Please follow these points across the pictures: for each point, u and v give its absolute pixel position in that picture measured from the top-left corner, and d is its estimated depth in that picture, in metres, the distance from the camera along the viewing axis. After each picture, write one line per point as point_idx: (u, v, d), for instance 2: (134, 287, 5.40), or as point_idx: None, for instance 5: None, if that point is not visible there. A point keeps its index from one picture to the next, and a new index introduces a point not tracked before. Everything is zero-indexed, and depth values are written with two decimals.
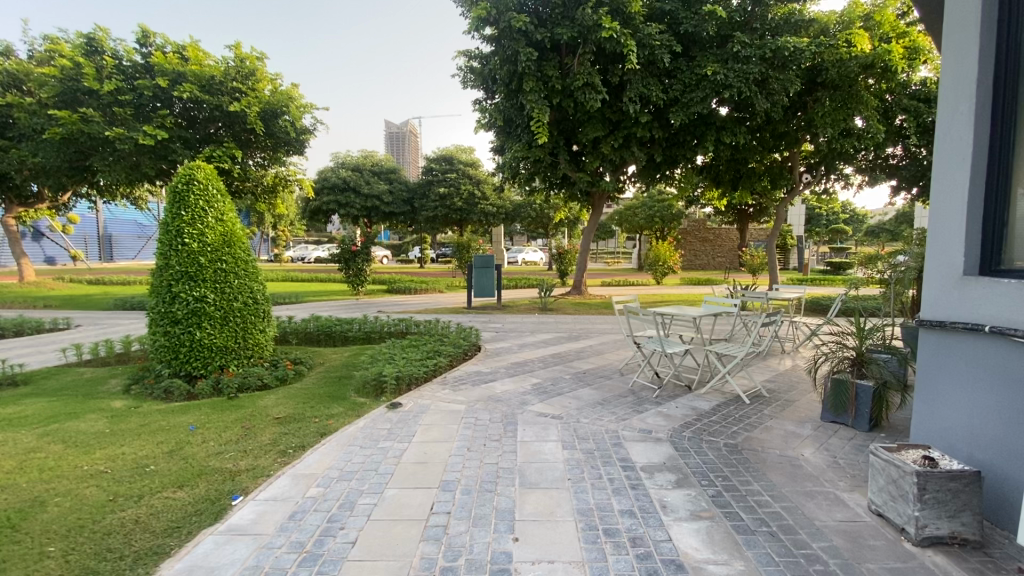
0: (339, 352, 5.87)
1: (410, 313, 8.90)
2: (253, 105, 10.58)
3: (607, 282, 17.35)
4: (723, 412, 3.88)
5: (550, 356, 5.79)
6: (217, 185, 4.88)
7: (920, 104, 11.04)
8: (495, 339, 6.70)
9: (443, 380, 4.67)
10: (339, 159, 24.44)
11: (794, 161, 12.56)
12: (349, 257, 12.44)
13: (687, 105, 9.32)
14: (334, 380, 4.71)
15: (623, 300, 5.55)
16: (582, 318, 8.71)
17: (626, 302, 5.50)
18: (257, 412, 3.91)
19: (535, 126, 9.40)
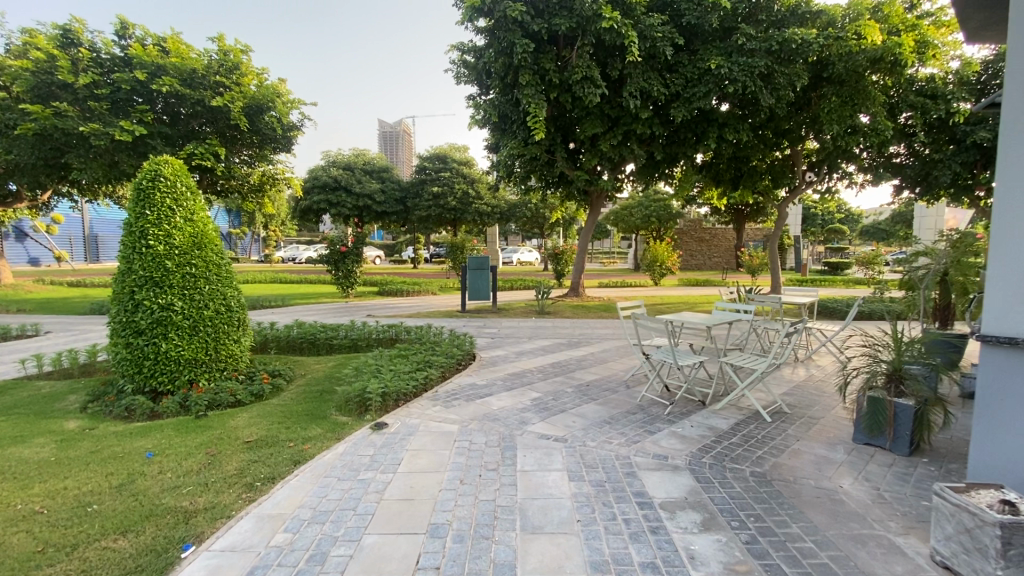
0: (323, 362, 5.45)
1: (401, 318, 8.50)
2: (237, 100, 10.13)
3: (604, 283, 17.00)
4: (743, 432, 3.50)
5: (549, 365, 5.41)
6: (186, 182, 4.46)
7: (926, 100, 10.77)
8: (490, 347, 6.32)
9: (433, 395, 4.27)
10: (330, 157, 23.95)
11: (797, 160, 12.24)
12: (338, 258, 12.01)
13: (689, 100, 9.00)
14: (314, 396, 4.31)
15: (628, 306, 5.15)
16: (581, 322, 8.33)
17: (632, 308, 5.11)
18: (226, 435, 3.51)
19: (532, 121, 9.03)
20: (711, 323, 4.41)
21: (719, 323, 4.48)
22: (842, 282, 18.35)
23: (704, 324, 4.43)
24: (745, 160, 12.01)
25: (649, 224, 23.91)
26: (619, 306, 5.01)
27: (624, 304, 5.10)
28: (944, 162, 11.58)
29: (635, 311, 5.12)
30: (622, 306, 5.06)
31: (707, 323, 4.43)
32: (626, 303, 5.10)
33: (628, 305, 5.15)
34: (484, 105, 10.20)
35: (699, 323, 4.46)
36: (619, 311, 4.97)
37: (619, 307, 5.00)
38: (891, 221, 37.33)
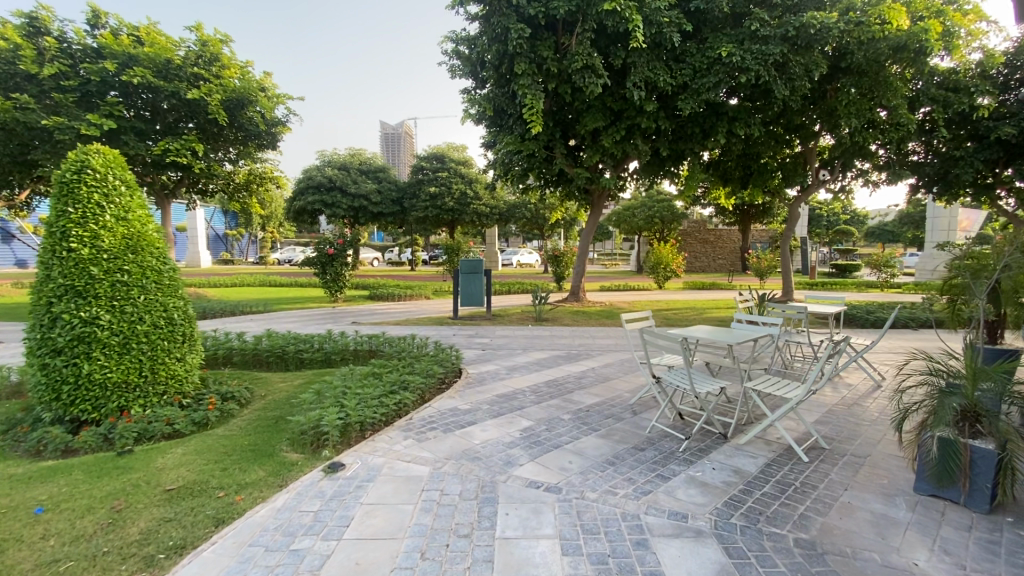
0: (288, 381, 4.82)
1: (387, 326, 7.87)
2: (214, 92, 9.51)
3: (606, 286, 16.36)
4: (778, 478, 2.87)
5: (544, 384, 4.76)
6: (120, 174, 3.83)
7: (949, 93, 10.11)
8: (480, 360, 5.69)
9: (406, 426, 3.63)
10: (326, 156, 23.24)
11: (811, 157, 11.57)
12: (326, 261, 11.38)
13: (698, 92, 8.40)
14: (267, 425, 3.68)
15: (636, 317, 4.49)
16: (582, 331, 7.69)
17: (639, 321, 4.45)
18: (145, 481, 2.88)
19: (529, 114, 8.43)
20: (735, 341, 3.75)
21: (744, 340, 3.83)
22: (852, 285, 17.70)
23: (727, 342, 3.77)
24: (754, 157, 11.39)
25: (652, 225, 23.23)
26: (624, 317, 4.34)
27: (631, 316, 4.44)
28: (964, 160, 10.88)
29: (643, 324, 4.45)
30: (628, 317, 4.40)
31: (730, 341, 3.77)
32: (633, 313, 4.43)
33: (636, 316, 4.49)
34: (478, 99, 9.59)
35: (721, 341, 3.80)
36: (625, 323, 4.31)
37: (625, 319, 4.33)
38: (899, 222, 36.61)
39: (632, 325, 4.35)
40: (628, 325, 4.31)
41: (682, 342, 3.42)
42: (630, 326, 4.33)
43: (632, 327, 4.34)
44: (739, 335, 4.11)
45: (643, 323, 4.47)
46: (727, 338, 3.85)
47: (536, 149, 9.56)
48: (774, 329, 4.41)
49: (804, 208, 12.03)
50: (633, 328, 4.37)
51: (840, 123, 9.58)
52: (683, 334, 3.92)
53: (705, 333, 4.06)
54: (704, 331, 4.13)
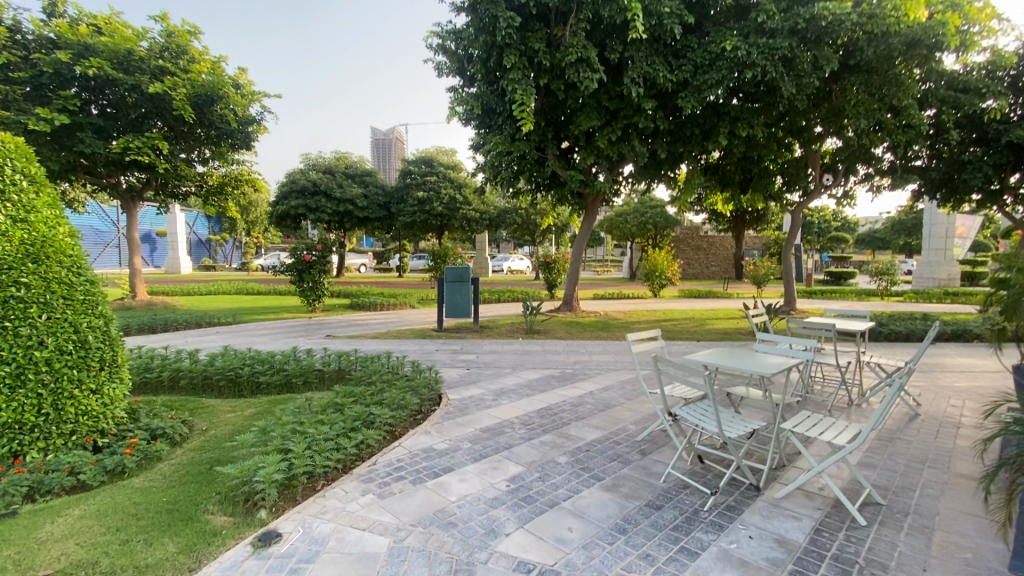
0: (238, 412, 4.16)
1: (363, 341, 7.17)
2: (179, 87, 8.82)
3: (599, 294, 15.77)
4: (833, 554, 2.25)
5: (535, 414, 4.12)
6: (20, 166, 3.13)
7: (958, 94, 9.67)
8: (462, 383, 5.04)
9: (368, 475, 2.97)
10: (310, 159, 22.43)
11: (813, 161, 11.09)
12: (302, 268, 10.66)
13: (699, 90, 7.85)
14: (197, 474, 3.01)
15: (643, 338, 3.88)
16: (575, 346, 7.06)
17: (647, 342, 3.83)
18: (15, 561, 2.20)
19: (518, 111, 7.83)
20: (768, 371, 3.15)
21: (778, 370, 3.23)
22: (850, 293, 17.29)
23: (758, 373, 3.16)
24: (754, 161, 10.91)
25: (645, 231, 22.72)
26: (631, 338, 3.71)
27: (638, 336, 3.82)
28: (973, 164, 10.43)
29: (651, 347, 3.84)
30: (635, 339, 3.78)
31: (762, 371, 3.17)
32: (640, 334, 3.81)
33: (643, 336, 3.87)
34: (465, 97, 9.00)
35: (750, 371, 3.19)
36: (631, 345, 3.68)
37: (631, 340, 3.70)
38: (890, 228, 36.57)
39: (639, 346, 3.73)
40: (635, 347, 3.70)
41: (707, 376, 2.80)
42: (637, 348, 3.71)
43: (639, 349, 3.73)
44: (768, 363, 3.50)
45: (651, 345, 3.86)
46: (757, 367, 3.24)
47: (527, 150, 8.98)
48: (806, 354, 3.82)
49: (807, 212, 11.54)
50: (641, 350, 3.75)
51: (847, 124, 9.09)
52: (703, 363, 3.30)
53: (727, 360, 3.45)
54: (725, 358, 3.52)
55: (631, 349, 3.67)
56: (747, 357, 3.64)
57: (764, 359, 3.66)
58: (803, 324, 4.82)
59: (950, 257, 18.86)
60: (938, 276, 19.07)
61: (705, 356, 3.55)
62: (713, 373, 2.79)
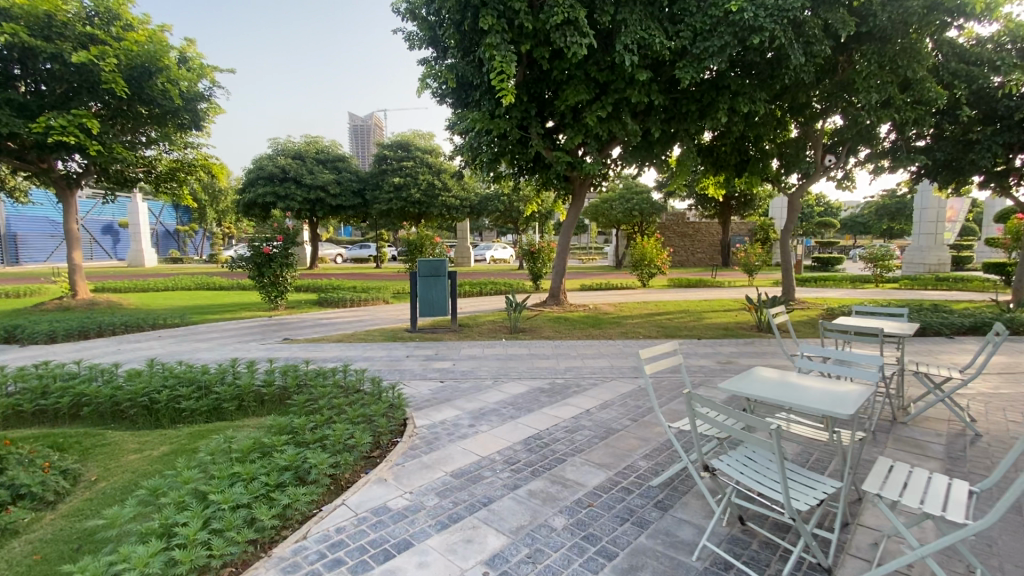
0: (145, 452, 3.28)
1: (324, 348, 6.28)
2: (110, 56, 7.76)
3: (585, 285, 14.98)
4: None
5: (521, 445, 3.32)
6: None
7: (970, 67, 9.04)
8: (434, 401, 4.21)
9: (292, 561, 2.12)
10: (279, 144, 21.13)
11: (812, 140, 10.37)
12: (262, 261, 9.66)
13: (699, 59, 7.06)
14: (51, 566, 2.15)
15: (658, 352, 3.04)
16: (565, 348, 6.26)
17: (663, 360, 3.00)
18: None
19: (497, 82, 6.95)
20: (843, 410, 2.32)
21: (853, 406, 2.39)
22: (843, 280, 16.77)
23: (825, 413, 2.33)
24: (750, 141, 10.20)
25: (631, 218, 22.02)
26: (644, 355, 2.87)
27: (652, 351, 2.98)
28: (981, 144, 9.84)
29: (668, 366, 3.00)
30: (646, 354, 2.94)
31: (834, 410, 2.33)
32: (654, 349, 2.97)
33: (658, 351, 3.03)
34: (438, 70, 8.09)
35: (817, 411, 2.36)
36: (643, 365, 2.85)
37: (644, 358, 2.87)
38: (873, 213, 36.41)
39: (653, 365, 2.89)
40: (648, 368, 2.86)
41: (767, 423, 1.95)
42: (652, 368, 2.88)
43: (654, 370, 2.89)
44: (829, 392, 2.67)
45: (668, 364, 3.02)
46: (823, 405, 2.41)
47: (508, 128, 8.12)
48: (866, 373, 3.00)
49: (806, 195, 10.86)
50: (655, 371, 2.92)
51: (856, 98, 8.38)
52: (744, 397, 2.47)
53: (775, 392, 2.62)
54: (772, 387, 2.69)
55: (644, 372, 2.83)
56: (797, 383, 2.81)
57: (820, 384, 2.83)
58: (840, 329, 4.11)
59: (940, 241, 18.49)
60: (928, 261, 18.68)
61: (744, 385, 2.71)
62: (777, 425, 1.92)
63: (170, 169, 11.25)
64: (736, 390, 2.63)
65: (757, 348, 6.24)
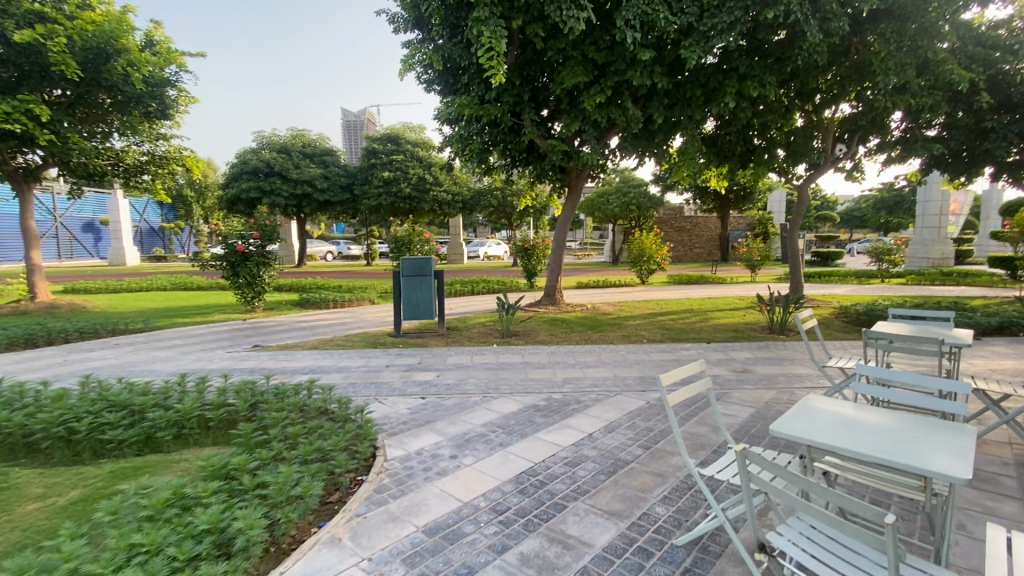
0: (47, 499, 2.67)
1: (295, 357, 5.67)
2: (57, 35, 7.15)
3: (582, 282, 14.39)
4: None
5: (513, 484, 2.72)
6: None
7: (986, 50, 8.40)
8: (413, 424, 3.62)
9: None
10: (263, 138, 20.37)
11: (822, 128, 9.75)
12: (236, 260, 8.98)
13: (705, 36, 6.53)
14: None
15: (684, 373, 2.40)
16: (563, 355, 5.66)
17: (690, 385, 2.37)
18: None
19: (485, 60, 6.36)
20: (953, 470, 1.57)
21: (965, 457, 1.65)
22: (847, 276, 16.23)
23: (927, 473, 1.59)
24: (756, 128, 9.63)
25: (628, 213, 21.45)
26: (665, 381, 2.25)
27: (677, 374, 2.34)
28: (998, 133, 9.14)
29: (696, 394, 2.40)
30: (669, 379, 2.31)
31: (940, 468, 1.59)
32: (677, 371, 2.34)
33: (682, 371, 2.38)
34: (423, 51, 7.49)
35: (914, 469, 1.61)
36: (664, 394, 2.24)
37: (665, 385, 2.25)
38: (871, 207, 36.06)
39: (677, 394, 2.28)
40: (670, 399, 2.27)
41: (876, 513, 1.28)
42: (675, 399, 2.28)
43: (678, 401, 2.29)
44: (924, 426, 1.93)
45: (696, 391, 2.41)
46: (920, 456, 1.68)
47: (498, 115, 7.50)
48: (959, 407, 2.40)
49: (814, 187, 10.26)
50: (680, 400, 2.30)
51: (873, 81, 7.80)
52: (805, 442, 1.79)
53: (842, 431, 1.88)
54: (839, 424, 1.94)
55: (666, 405, 2.25)
56: (874, 414, 2.08)
57: (900, 414, 2.10)
58: (885, 340, 3.51)
59: (944, 235, 17.96)
60: (932, 256, 18.12)
61: (805, 417, 1.98)
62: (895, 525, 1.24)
63: (140, 162, 10.55)
64: (793, 426, 1.90)
65: (774, 353, 5.66)
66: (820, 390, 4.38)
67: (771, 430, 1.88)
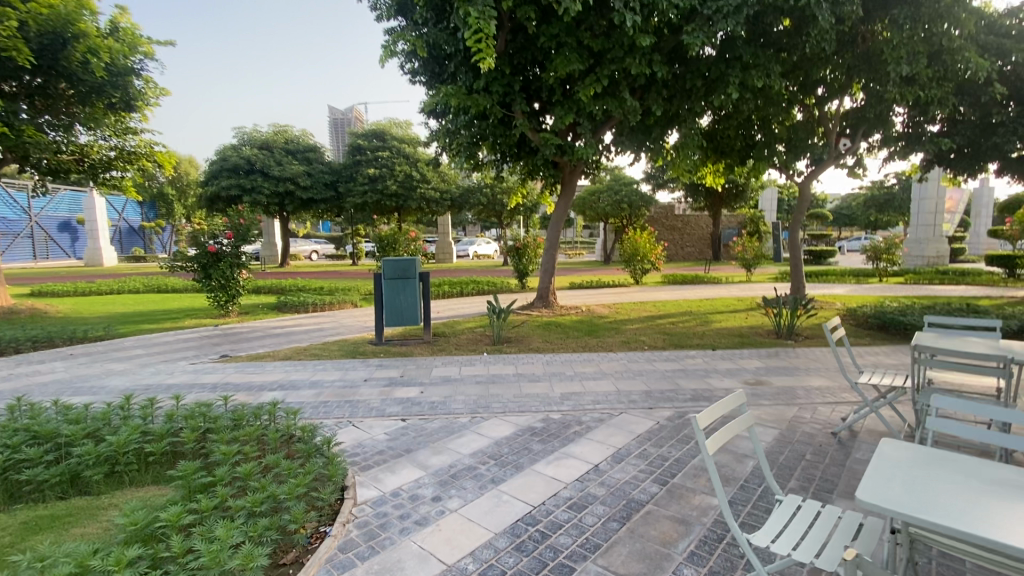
0: None
1: (264, 370, 5.14)
2: (7, 19, 6.54)
3: (574, 283, 13.98)
4: None
5: (507, 539, 2.24)
6: None
7: (1002, 40, 8.21)
8: (390, 455, 3.12)
9: None
10: (244, 134, 19.67)
11: (824, 122, 9.38)
12: (208, 261, 8.45)
13: (710, 20, 6.13)
14: None
15: (722, 410, 1.90)
16: (559, 365, 5.19)
17: (730, 425, 1.87)
18: None
19: (475, 44, 5.88)
20: None
21: None
22: (844, 275, 15.94)
23: None
24: (756, 122, 9.25)
25: (620, 211, 21.04)
26: (701, 423, 1.75)
27: (715, 413, 1.84)
28: (1007, 127, 8.83)
29: (738, 434, 1.90)
30: (705, 419, 1.81)
31: None
32: (715, 408, 1.83)
33: (720, 408, 1.89)
34: (406, 35, 6.97)
35: None
36: (701, 439, 1.74)
37: (703, 428, 1.75)
38: (860, 205, 36.10)
39: (716, 439, 1.79)
40: (709, 444, 1.77)
41: None
42: (715, 445, 1.78)
43: (719, 446, 1.79)
44: None
45: (737, 431, 1.91)
46: None
47: (488, 105, 7.01)
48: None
49: (816, 183, 9.87)
50: (720, 446, 1.79)
51: (883, 70, 7.43)
52: (906, 519, 1.33)
53: (954, 500, 1.41)
54: (945, 488, 1.47)
55: (704, 453, 1.75)
56: (984, 467, 1.59)
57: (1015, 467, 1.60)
58: (936, 356, 3.04)
59: (939, 233, 17.76)
60: (927, 254, 17.93)
61: (901, 478, 1.50)
62: None
63: (108, 157, 9.93)
64: (890, 494, 1.42)
65: (786, 362, 5.24)
66: (846, 406, 3.94)
67: (859, 498, 1.41)
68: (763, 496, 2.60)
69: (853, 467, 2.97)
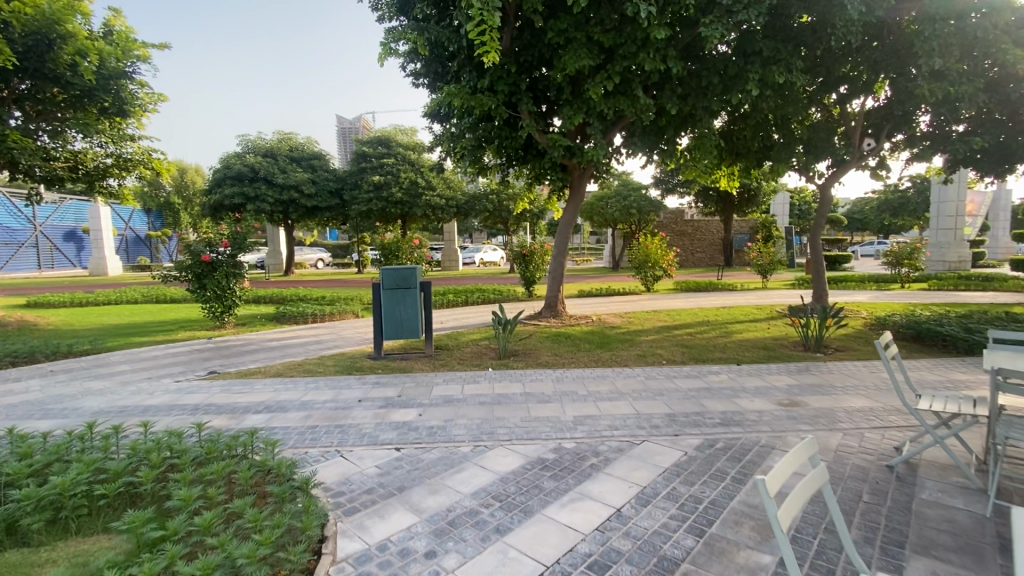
0: None
1: (252, 389, 4.75)
2: None
3: (584, 290, 13.55)
4: None
5: None
6: None
7: None
8: (379, 495, 2.71)
9: None
10: (248, 142, 19.45)
11: (845, 122, 8.93)
12: (202, 270, 8.07)
13: (730, 11, 5.74)
14: None
15: (791, 467, 1.51)
16: (571, 383, 4.77)
17: (805, 483, 1.47)
18: None
19: (480, 37, 5.52)
20: None
21: None
22: (863, 281, 15.40)
23: None
24: (773, 123, 8.83)
25: (629, 217, 20.62)
26: (769, 488, 1.35)
27: (784, 473, 1.47)
28: None
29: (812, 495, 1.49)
30: (773, 483, 1.43)
31: None
32: (783, 467, 1.46)
33: (788, 466, 1.48)
34: (407, 31, 6.61)
35: None
36: (770, 508, 1.35)
37: (771, 495, 1.35)
38: (873, 209, 35.42)
39: (789, 508, 1.39)
40: (780, 516, 1.36)
41: None
42: (789, 517, 1.38)
43: (791, 518, 1.39)
44: None
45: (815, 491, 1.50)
46: None
47: (493, 105, 6.63)
48: None
49: (837, 186, 9.40)
50: (795, 514, 1.40)
51: (913, 63, 7.00)
52: None
53: None
54: None
55: (775, 528, 1.34)
56: None
57: None
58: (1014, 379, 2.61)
59: (960, 237, 17.18)
60: (948, 258, 17.30)
61: None
62: None
63: (103, 164, 9.63)
64: None
65: (819, 378, 4.79)
66: (897, 432, 3.48)
67: None
68: (822, 552, 2.16)
69: (920, 512, 2.53)
